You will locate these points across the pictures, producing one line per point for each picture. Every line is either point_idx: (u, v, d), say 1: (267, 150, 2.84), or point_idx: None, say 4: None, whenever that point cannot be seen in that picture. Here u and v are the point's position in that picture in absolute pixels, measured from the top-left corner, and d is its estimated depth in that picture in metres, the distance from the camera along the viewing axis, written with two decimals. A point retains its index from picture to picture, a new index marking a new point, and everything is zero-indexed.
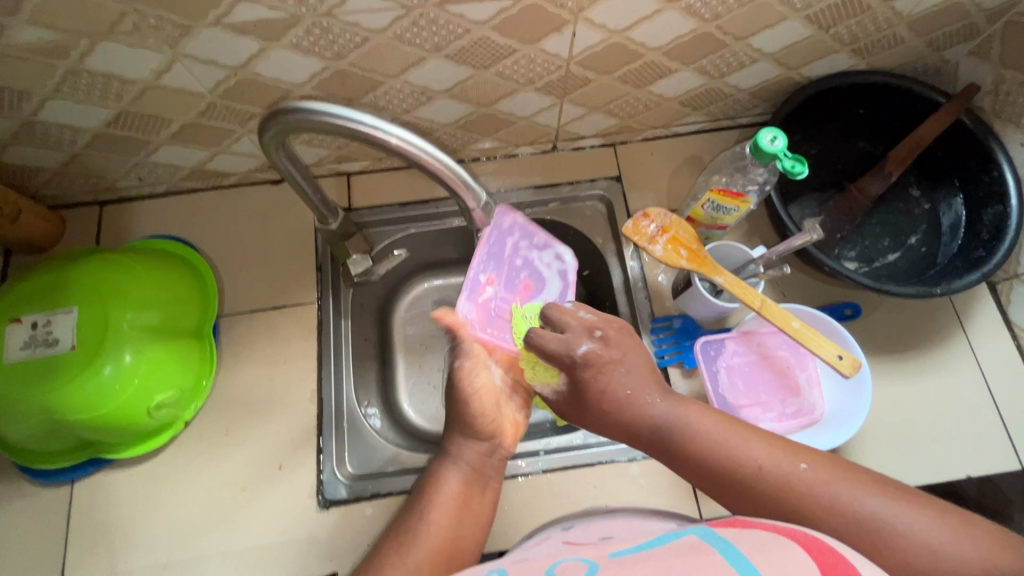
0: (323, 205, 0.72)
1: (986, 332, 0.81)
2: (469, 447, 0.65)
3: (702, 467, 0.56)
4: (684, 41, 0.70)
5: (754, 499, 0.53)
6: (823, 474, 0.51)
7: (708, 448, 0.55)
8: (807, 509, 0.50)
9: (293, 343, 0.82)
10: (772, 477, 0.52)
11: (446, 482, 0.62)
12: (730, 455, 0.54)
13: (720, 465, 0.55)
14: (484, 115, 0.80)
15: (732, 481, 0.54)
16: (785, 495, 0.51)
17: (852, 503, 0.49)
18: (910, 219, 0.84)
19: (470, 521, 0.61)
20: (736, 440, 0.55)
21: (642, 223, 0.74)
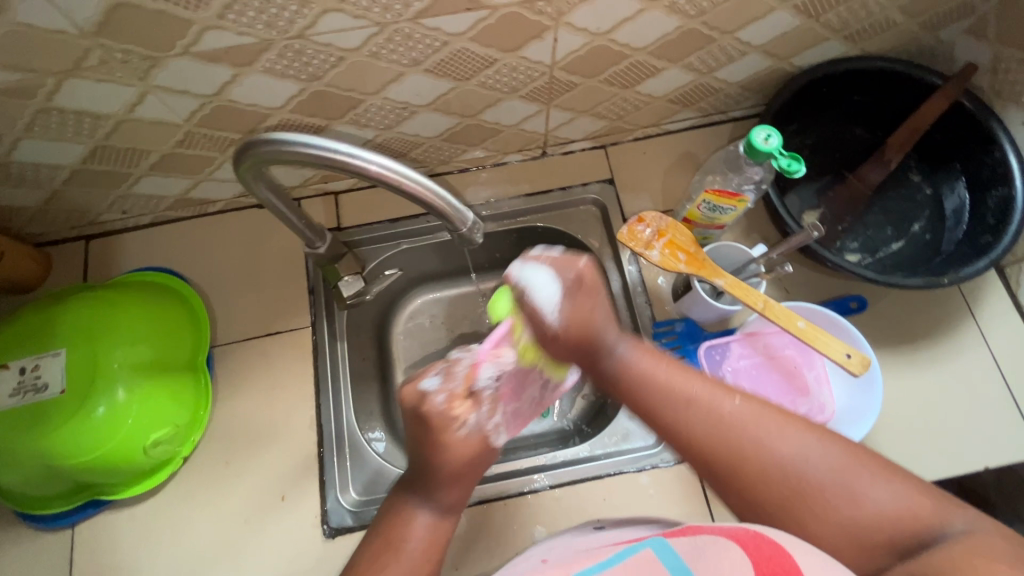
0: (309, 229, 0.71)
1: (997, 316, 0.79)
2: (451, 491, 0.56)
3: (642, 394, 0.57)
4: (669, 39, 0.68)
5: (684, 430, 0.53)
6: (752, 412, 0.52)
7: (648, 385, 0.57)
8: (736, 446, 0.51)
9: (290, 370, 0.81)
10: (701, 413, 0.53)
11: (416, 521, 0.54)
12: (668, 389, 0.56)
13: (653, 389, 0.57)
14: (469, 126, 0.78)
15: (664, 414, 0.55)
16: (717, 430, 0.52)
17: (772, 445, 0.50)
18: (913, 205, 0.82)
19: (440, 555, 0.54)
20: (673, 378, 0.57)
21: (636, 228, 0.72)
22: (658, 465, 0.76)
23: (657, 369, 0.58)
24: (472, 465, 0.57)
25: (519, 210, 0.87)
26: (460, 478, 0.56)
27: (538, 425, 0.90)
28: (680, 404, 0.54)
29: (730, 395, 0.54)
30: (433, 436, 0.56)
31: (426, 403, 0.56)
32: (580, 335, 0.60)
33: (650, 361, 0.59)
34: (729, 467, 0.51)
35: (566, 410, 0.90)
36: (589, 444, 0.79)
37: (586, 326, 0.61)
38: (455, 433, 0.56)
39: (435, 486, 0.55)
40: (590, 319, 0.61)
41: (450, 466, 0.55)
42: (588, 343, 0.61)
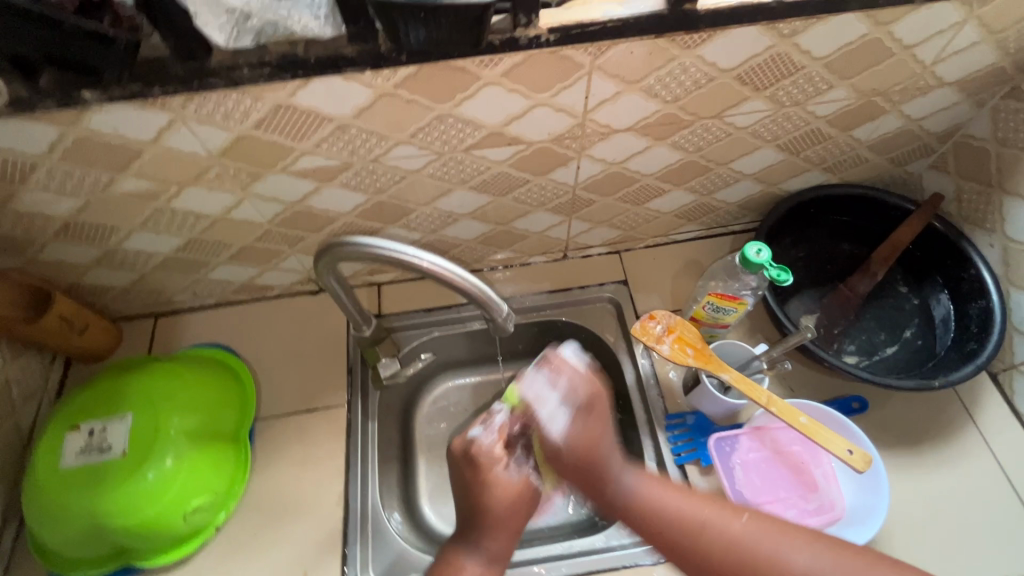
0: (359, 314, 0.81)
1: (996, 422, 0.82)
2: (497, 539, 0.68)
3: (653, 526, 0.62)
4: (673, 168, 0.81)
5: (700, 556, 0.58)
6: (756, 528, 0.58)
7: (654, 512, 0.62)
8: (752, 564, 0.56)
9: (323, 445, 0.86)
10: (714, 534, 0.59)
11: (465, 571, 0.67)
12: (676, 519, 0.61)
13: (656, 518, 0.62)
14: (502, 232, 0.90)
15: (678, 542, 0.60)
16: (732, 551, 0.57)
17: (784, 559, 0.56)
18: (903, 313, 0.90)
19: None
20: (676, 502, 0.62)
21: (649, 323, 0.81)
22: (673, 558, 0.77)
23: (661, 498, 0.63)
24: (517, 507, 0.70)
25: (541, 305, 0.97)
26: (504, 522, 0.69)
27: (554, 516, 0.91)
28: (690, 531, 0.60)
29: (733, 512, 0.60)
30: (484, 477, 0.70)
31: (475, 446, 0.71)
32: (579, 455, 0.68)
33: (652, 487, 0.65)
34: None
35: (582, 502, 0.92)
36: (605, 534, 0.81)
37: (591, 443, 0.68)
38: (498, 475, 0.70)
39: (482, 536, 0.68)
40: (590, 440, 0.68)
41: (503, 509, 0.69)
42: (593, 468, 0.67)
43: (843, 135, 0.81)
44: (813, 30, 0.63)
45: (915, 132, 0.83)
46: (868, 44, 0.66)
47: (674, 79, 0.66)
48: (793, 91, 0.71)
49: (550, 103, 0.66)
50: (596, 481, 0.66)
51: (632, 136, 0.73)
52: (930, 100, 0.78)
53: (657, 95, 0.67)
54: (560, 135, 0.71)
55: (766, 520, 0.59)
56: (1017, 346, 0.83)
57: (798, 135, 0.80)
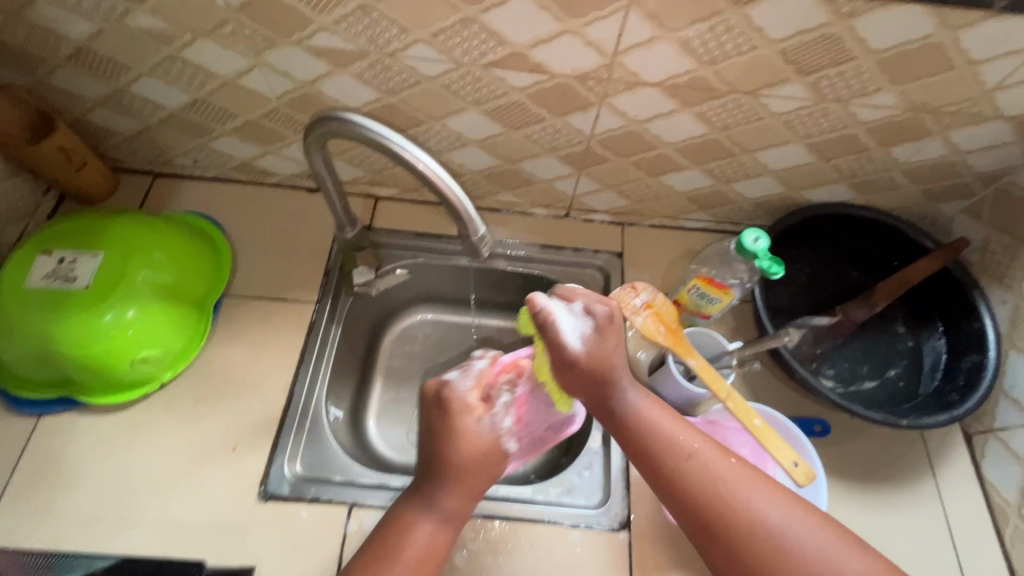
0: (344, 213, 0.79)
1: (956, 481, 0.80)
2: (451, 496, 0.59)
3: (643, 443, 0.61)
4: (696, 143, 0.78)
5: (677, 477, 0.58)
6: (737, 474, 0.58)
7: (651, 432, 0.61)
8: (726, 503, 0.56)
9: (283, 335, 0.86)
10: (699, 468, 0.58)
11: (418, 529, 0.58)
12: (668, 441, 0.60)
13: (653, 430, 0.61)
14: (508, 170, 0.88)
15: (664, 462, 0.59)
16: (711, 486, 0.57)
17: (757, 502, 0.56)
18: (893, 351, 0.86)
19: (438, 560, 0.58)
20: (672, 427, 0.62)
21: (629, 293, 0.78)
22: (593, 526, 0.76)
23: (657, 414, 0.63)
24: (482, 461, 0.62)
25: (531, 256, 0.95)
26: (462, 480, 0.60)
27: None
28: (679, 456, 0.59)
29: (724, 454, 0.60)
30: (451, 423, 0.63)
31: (448, 390, 0.65)
32: (593, 370, 0.65)
33: (652, 408, 0.64)
34: (719, 528, 0.55)
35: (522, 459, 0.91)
36: (532, 488, 0.80)
37: (605, 363, 0.65)
38: (467, 423, 0.63)
39: (437, 489, 0.60)
40: (604, 355, 0.65)
41: (471, 468, 0.61)
42: (603, 382, 0.64)
43: (880, 149, 0.77)
44: (873, 15, 0.59)
45: (956, 166, 0.79)
46: (928, 48, 0.62)
47: (715, 37, 0.62)
48: (838, 84, 0.67)
49: (580, 32, 0.63)
50: (602, 393, 0.64)
51: (658, 93, 0.70)
52: (980, 132, 0.73)
53: (694, 52, 0.64)
54: (585, 73, 0.68)
55: (748, 468, 0.59)
56: (1000, 410, 0.80)
57: (832, 138, 0.75)
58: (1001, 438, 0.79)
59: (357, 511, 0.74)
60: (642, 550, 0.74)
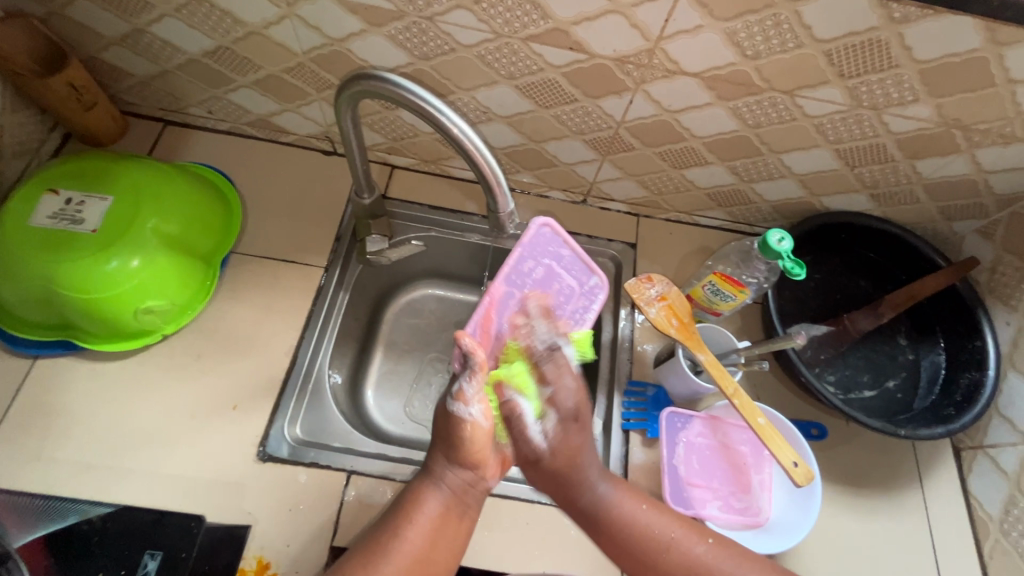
0: (365, 178, 0.78)
1: (942, 493, 0.82)
2: (440, 461, 0.63)
3: (619, 548, 0.63)
4: (724, 138, 0.78)
5: (661, 573, 0.61)
6: (713, 554, 0.61)
7: (616, 527, 0.63)
8: None
9: (289, 296, 0.85)
10: (678, 558, 0.61)
11: (427, 502, 0.60)
12: (651, 553, 0.61)
13: (637, 544, 0.62)
14: (531, 150, 0.87)
15: (648, 561, 0.62)
16: (694, 575, 0.60)
17: None
18: (893, 363, 0.87)
19: (454, 525, 0.61)
20: (647, 517, 0.63)
21: (644, 285, 0.79)
22: None
23: (642, 511, 0.64)
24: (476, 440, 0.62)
25: None
26: (456, 451, 0.62)
27: None
28: (658, 548, 0.61)
29: (700, 536, 0.62)
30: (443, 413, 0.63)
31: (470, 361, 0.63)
32: (566, 459, 0.65)
33: (625, 498, 0.65)
34: None
35: None
36: (530, 469, 0.81)
37: (573, 458, 0.66)
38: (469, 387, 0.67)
39: (442, 466, 0.63)
40: (573, 452, 0.66)
41: (472, 454, 0.62)
42: (571, 480, 0.65)
43: (906, 162, 0.77)
44: (923, 23, 0.58)
45: (977, 186, 0.79)
46: (972, 63, 0.62)
47: (763, 32, 0.61)
48: (875, 91, 0.67)
49: (627, 14, 0.62)
50: (568, 487, 0.65)
51: (696, 84, 0.69)
52: (1006, 153, 0.73)
53: (739, 45, 0.63)
54: (625, 57, 0.67)
55: (724, 544, 0.62)
56: (991, 428, 0.81)
57: (860, 146, 0.75)
58: (990, 454, 0.80)
59: (355, 478, 0.74)
60: None
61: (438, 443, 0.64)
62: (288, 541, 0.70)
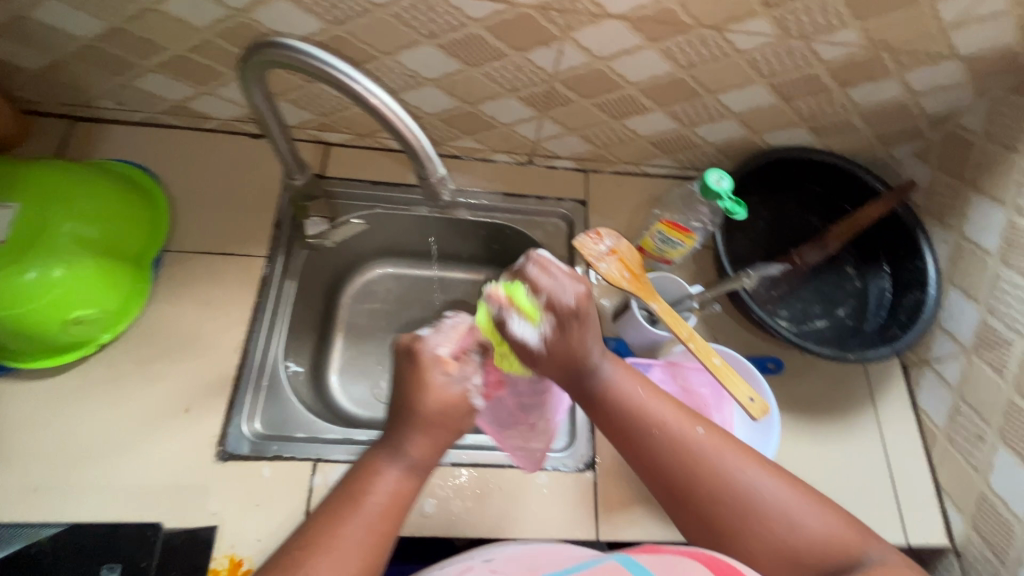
0: (292, 157, 0.74)
1: (894, 409, 0.85)
2: (414, 441, 0.57)
3: (621, 417, 0.60)
4: (659, 82, 0.76)
5: (653, 449, 0.58)
6: (712, 440, 0.57)
7: (627, 401, 0.61)
8: (702, 467, 0.55)
9: (232, 290, 0.81)
10: (674, 438, 0.57)
11: (384, 476, 0.55)
12: (652, 431, 0.58)
13: (635, 421, 0.60)
14: (467, 113, 0.84)
15: (642, 434, 0.59)
16: (686, 453, 0.56)
17: (734, 473, 0.55)
18: (842, 292, 0.89)
19: (401, 513, 0.55)
20: (649, 399, 0.61)
21: (593, 241, 0.77)
22: (558, 468, 0.77)
23: (639, 392, 0.61)
24: (451, 413, 0.60)
25: (494, 206, 0.94)
26: (422, 421, 0.58)
27: None
28: (655, 423, 0.59)
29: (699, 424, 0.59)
30: (418, 377, 0.60)
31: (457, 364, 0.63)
32: (564, 358, 0.63)
33: (627, 381, 0.62)
34: (686, 493, 0.55)
35: None
36: None
37: (575, 346, 0.63)
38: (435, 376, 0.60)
39: (401, 439, 0.57)
40: (574, 341, 0.63)
41: (433, 417, 0.59)
42: (569, 356, 0.63)
43: (839, 90, 0.77)
44: None
45: (909, 109, 0.80)
46: None
47: None
48: (802, 18, 0.66)
49: None
50: (575, 367, 0.63)
51: (623, 27, 0.67)
52: (932, 73, 0.74)
53: None
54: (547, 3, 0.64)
55: (728, 438, 0.58)
56: (935, 342, 0.84)
57: (793, 78, 0.75)
58: (936, 368, 0.84)
59: (321, 465, 0.73)
60: (607, 487, 0.77)
61: (396, 418, 0.59)
62: (260, 535, 0.68)
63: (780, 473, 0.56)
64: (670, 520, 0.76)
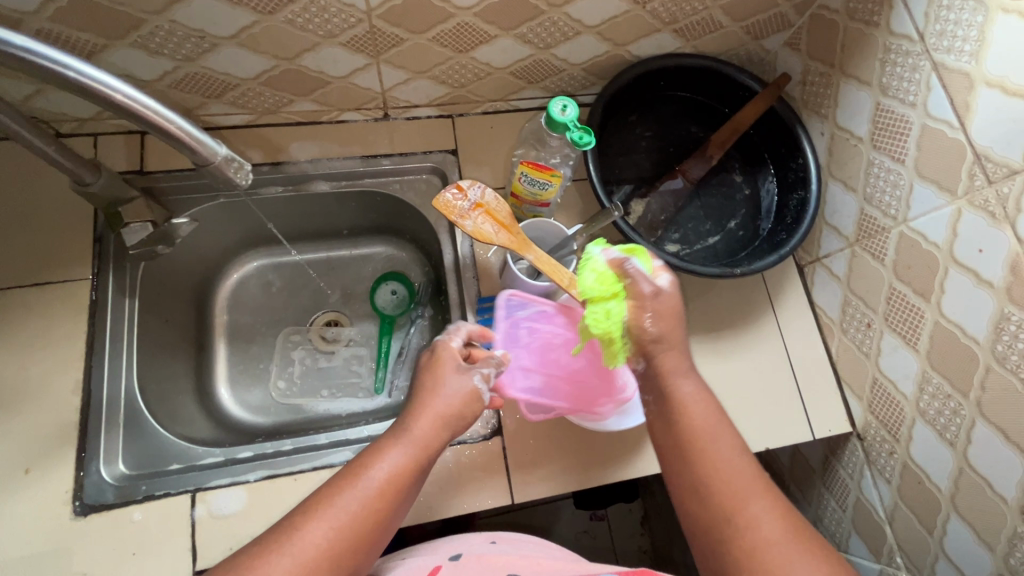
0: (71, 161, 0.64)
1: (792, 311, 0.86)
2: (421, 420, 0.55)
3: (681, 433, 0.54)
4: (494, 4, 0.67)
5: (700, 472, 0.52)
6: (760, 492, 0.50)
7: (689, 422, 0.55)
8: (738, 512, 0.49)
9: (56, 323, 0.70)
10: (724, 476, 0.51)
11: (385, 461, 0.52)
12: (722, 463, 0.52)
13: (696, 441, 0.53)
14: (290, 71, 0.72)
15: (698, 459, 0.52)
16: (734, 492, 0.50)
17: (770, 532, 0.48)
18: (731, 203, 0.86)
19: (392, 507, 0.51)
20: (718, 426, 0.54)
21: (456, 197, 0.70)
22: (466, 439, 0.73)
23: (710, 416, 0.55)
24: (460, 409, 0.57)
25: (355, 173, 0.84)
26: (434, 413, 0.56)
27: (371, 402, 0.89)
28: (713, 451, 0.53)
29: (760, 472, 0.52)
30: (434, 367, 0.59)
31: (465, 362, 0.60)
32: (659, 331, 0.57)
33: (700, 404, 0.56)
34: (717, 528, 0.49)
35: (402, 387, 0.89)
36: None
37: (670, 322, 0.58)
38: (454, 375, 0.58)
39: (407, 423, 0.55)
40: (667, 327, 0.58)
41: (443, 415, 0.56)
42: (657, 356, 0.58)
43: None
44: None
45: None
46: None
47: None
48: None
49: None
50: (659, 368, 0.57)
51: None
52: None
53: None
54: None
55: (784, 500, 0.50)
56: (823, 239, 0.83)
57: None
58: (826, 264, 0.83)
59: (202, 496, 0.67)
60: (518, 451, 0.74)
61: (411, 398, 0.58)
62: None
63: (820, 551, 0.47)
64: (582, 468, 0.74)
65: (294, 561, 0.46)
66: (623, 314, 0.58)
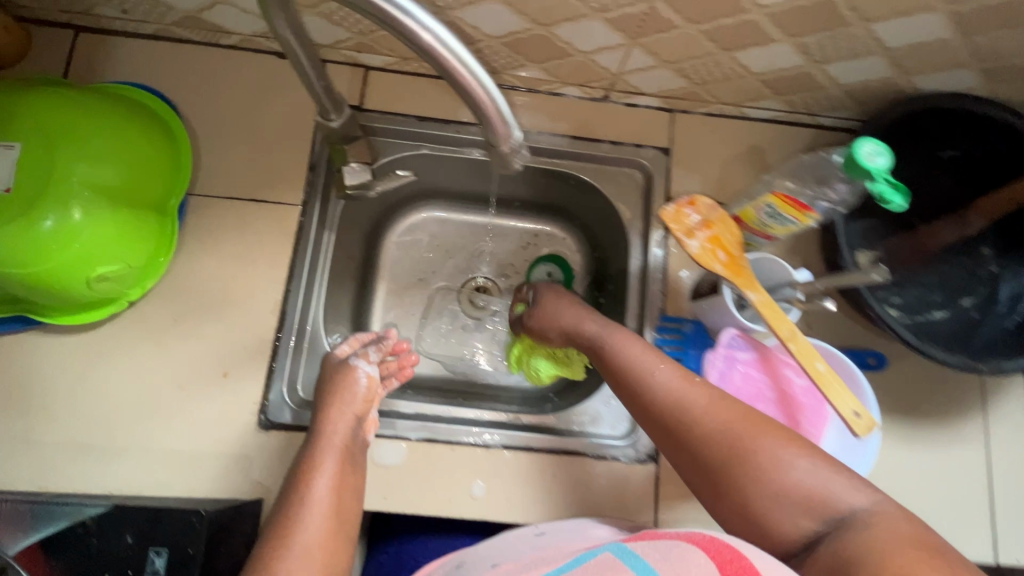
0: (327, 97, 0.63)
1: (1008, 416, 0.75)
2: (331, 411, 0.63)
3: (637, 393, 0.56)
4: (797, 7, 0.58)
5: (664, 426, 0.54)
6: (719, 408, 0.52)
7: (639, 375, 0.57)
8: (703, 437, 0.51)
9: (266, 241, 0.73)
10: (678, 407, 0.53)
11: (326, 457, 0.59)
12: (671, 402, 0.54)
13: (647, 390, 0.56)
14: (538, 37, 0.68)
15: (656, 411, 0.54)
16: (691, 423, 0.52)
17: (736, 436, 0.49)
18: (970, 278, 0.75)
19: (350, 487, 0.58)
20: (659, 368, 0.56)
21: (685, 210, 0.64)
22: (621, 457, 0.71)
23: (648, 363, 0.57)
24: (365, 404, 0.65)
25: (559, 151, 0.79)
26: (355, 411, 0.64)
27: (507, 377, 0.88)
28: (665, 396, 0.54)
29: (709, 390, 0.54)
30: (337, 386, 0.65)
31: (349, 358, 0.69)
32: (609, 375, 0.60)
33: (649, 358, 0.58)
34: (697, 463, 0.51)
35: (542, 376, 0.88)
36: (557, 416, 0.75)
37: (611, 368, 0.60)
38: (353, 374, 0.66)
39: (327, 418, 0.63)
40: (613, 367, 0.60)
41: (349, 410, 0.63)
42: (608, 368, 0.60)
43: None
44: None
45: None
46: None
47: None
48: None
49: None
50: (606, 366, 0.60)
51: None
52: None
53: None
54: None
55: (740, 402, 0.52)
56: None
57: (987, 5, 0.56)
58: None
59: None
60: (671, 483, 0.71)
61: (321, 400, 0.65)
62: None
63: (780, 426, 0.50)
64: None
65: (301, 547, 0.52)
66: (545, 359, 0.76)
